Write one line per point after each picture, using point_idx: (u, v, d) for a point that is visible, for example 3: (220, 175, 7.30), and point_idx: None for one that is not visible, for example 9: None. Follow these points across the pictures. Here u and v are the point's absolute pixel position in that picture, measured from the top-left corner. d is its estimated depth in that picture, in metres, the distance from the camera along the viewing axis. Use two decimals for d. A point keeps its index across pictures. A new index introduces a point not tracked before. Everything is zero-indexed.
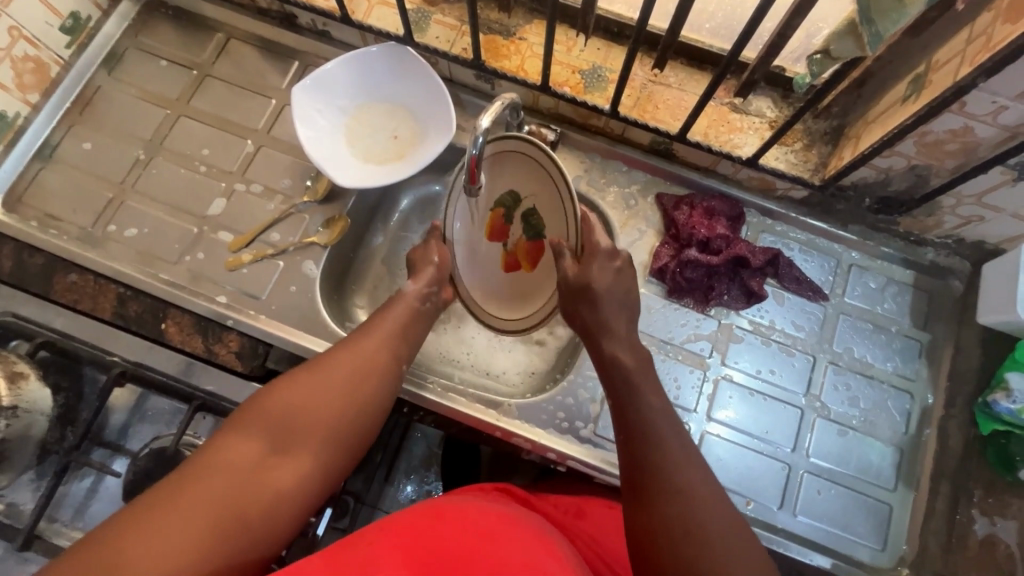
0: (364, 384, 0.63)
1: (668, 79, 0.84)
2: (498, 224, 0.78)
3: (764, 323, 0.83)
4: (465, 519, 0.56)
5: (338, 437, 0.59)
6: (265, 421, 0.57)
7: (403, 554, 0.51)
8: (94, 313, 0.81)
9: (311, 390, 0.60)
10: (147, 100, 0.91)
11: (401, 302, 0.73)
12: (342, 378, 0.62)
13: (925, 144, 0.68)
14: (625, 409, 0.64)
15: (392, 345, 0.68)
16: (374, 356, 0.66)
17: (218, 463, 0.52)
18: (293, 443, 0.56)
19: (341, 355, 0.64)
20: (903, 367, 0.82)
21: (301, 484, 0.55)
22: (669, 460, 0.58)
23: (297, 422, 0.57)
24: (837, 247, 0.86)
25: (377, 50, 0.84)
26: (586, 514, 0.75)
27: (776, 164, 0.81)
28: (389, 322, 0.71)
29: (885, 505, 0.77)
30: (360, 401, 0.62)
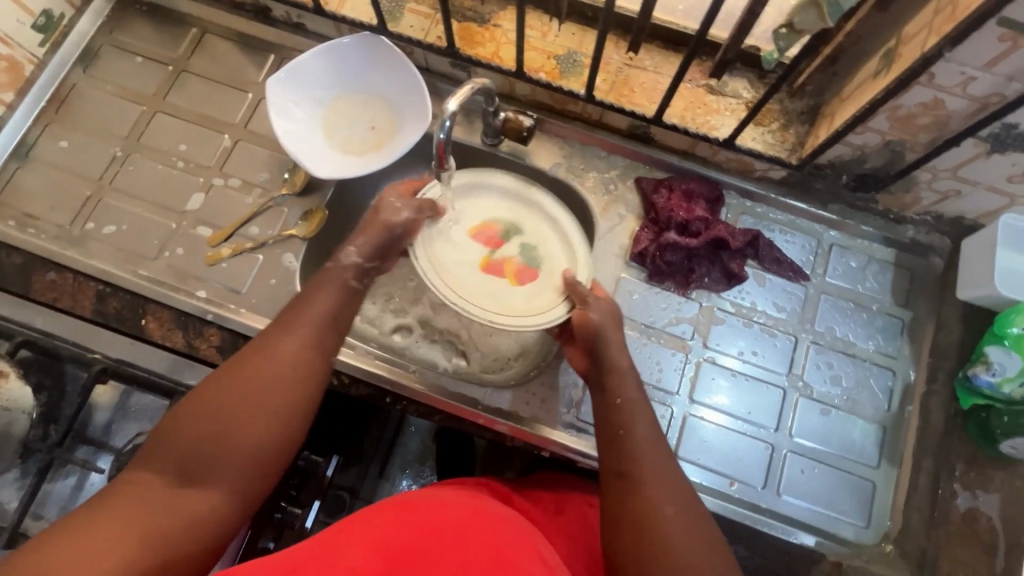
0: (285, 388, 0.57)
1: (644, 62, 0.84)
2: (491, 234, 0.81)
3: (746, 305, 0.83)
4: (437, 513, 0.57)
5: (259, 449, 0.55)
6: (175, 444, 0.52)
7: (372, 544, 0.52)
8: (73, 310, 0.80)
9: (225, 402, 0.55)
10: (123, 97, 0.91)
11: (326, 284, 0.66)
12: (258, 385, 0.56)
13: (897, 119, 0.68)
14: (617, 415, 0.62)
15: (316, 338, 0.62)
16: (294, 353, 0.59)
17: (124, 495, 0.49)
18: (210, 464, 0.52)
19: (256, 358, 0.58)
20: (884, 345, 0.82)
21: (222, 504, 0.52)
22: (656, 476, 0.57)
23: (211, 440, 0.53)
24: (817, 228, 0.86)
25: (349, 41, 0.83)
26: (566, 510, 0.73)
27: (753, 144, 0.81)
28: (313, 310, 0.63)
29: (869, 482, 0.77)
30: (283, 407, 0.57)
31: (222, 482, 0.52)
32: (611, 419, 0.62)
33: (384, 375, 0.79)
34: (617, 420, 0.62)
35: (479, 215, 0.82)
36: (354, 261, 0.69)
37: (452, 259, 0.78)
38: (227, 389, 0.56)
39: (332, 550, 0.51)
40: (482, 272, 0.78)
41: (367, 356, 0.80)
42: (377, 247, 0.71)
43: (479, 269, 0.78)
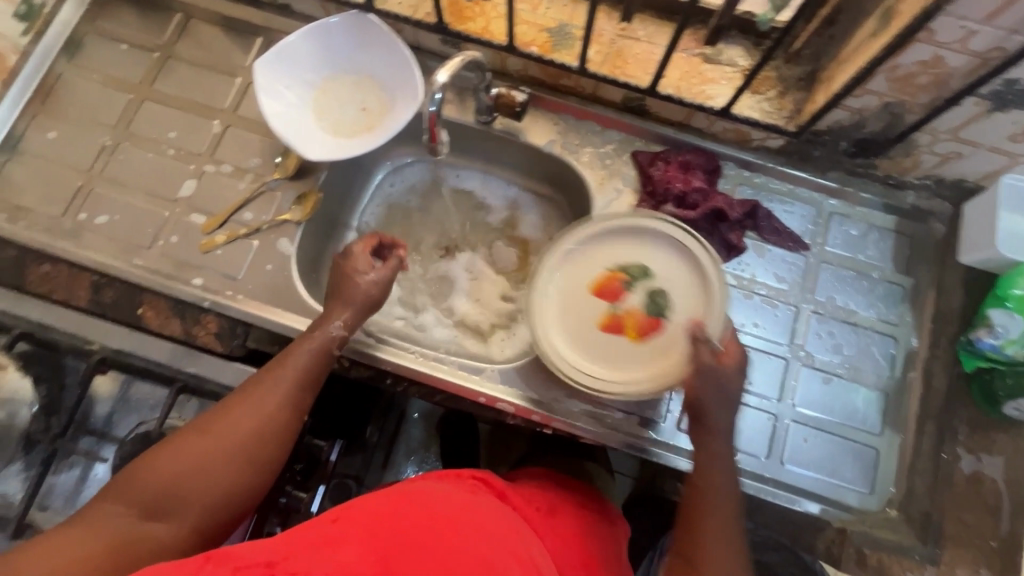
0: (260, 447, 0.61)
1: (638, 33, 0.83)
2: (613, 285, 0.76)
3: (746, 277, 0.83)
4: (435, 506, 0.56)
5: (226, 500, 0.58)
6: (147, 486, 0.55)
7: (366, 532, 0.51)
8: (70, 303, 0.80)
9: (201, 454, 0.58)
10: (109, 86, 0.90)
11: (312, 345, 0.69)
12: (235, 442, 0.60)
13: (896, 79, 0.66)
14: (692, 505, 0.64)
15: (297, 398, 0.65)
16: (273, 413, 0.63)
17: (93, 529, 0.52)
18: (177, 509, 0.56)
19: (237, 415, 0.61)
20: (886, 312, 0.82)
21: (181, 546, 0.55)
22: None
23: (182, 487, 0.56)
24: (816, 196, 0.85)
25: (337, 20, 0.82)
26: (558, 514, 0.72)
27: (750, 113, 0.80)
28: (297, 370, 0.67)
29: (873, 449, 0.77)
30: (255, 464, 0.60)
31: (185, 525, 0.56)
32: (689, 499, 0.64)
33: (381, 357, 0.79)
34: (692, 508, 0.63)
35: (601, 262, 0.77)
36: (340, 331, 0.71)
37: (570, 322, 0.76)
38: (206, 442, 0.59)
39: (326, 538, 0.51)
40: (601, 332, 0.75)
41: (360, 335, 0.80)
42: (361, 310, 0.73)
43: (598, 327, 0.75)
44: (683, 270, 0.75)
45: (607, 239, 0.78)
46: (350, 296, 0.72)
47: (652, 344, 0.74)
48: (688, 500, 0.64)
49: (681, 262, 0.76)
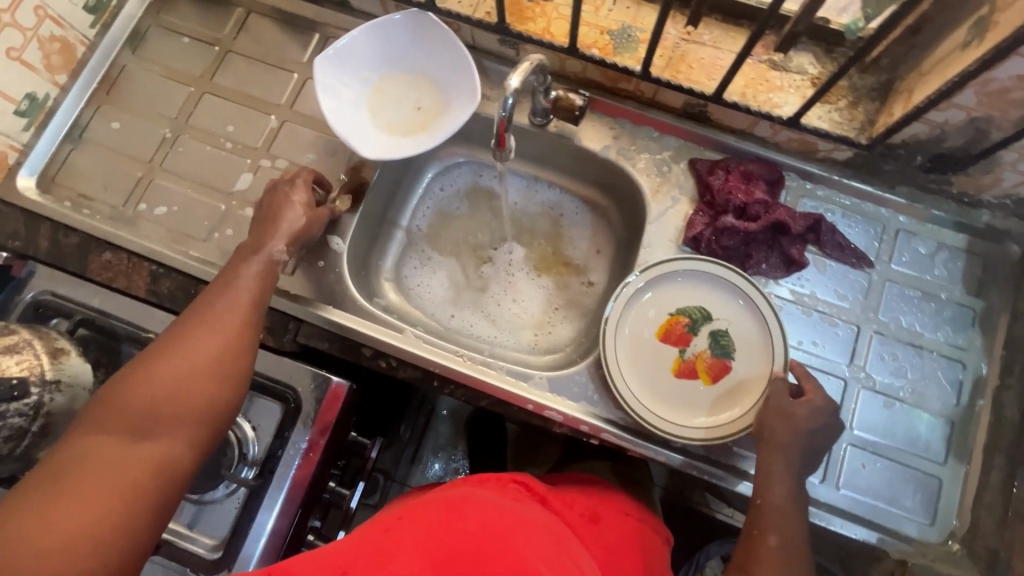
0: (234, 355, 0.59)
1: (703, 37, 0.80)
2: (678, 330, 0.78)
3: (806, 293, 0.80)
4: (484, 516, 0.55)
5: (212, 411, 0.56)
6: (125, 410, 0.51)
7: (418, 546, 0.51)
8: (128, 290, 0.82)
9: (174, 370, 0.55)
10: (171, 78, 0.91)
11: (256, 262, 0.67)
12: (206, 353, 0.57)
13: (987, 93, 0.62)
14: (760, 514, 0.64)
15: (256, 310, 0.64)
16: (237, 324, 0.61)
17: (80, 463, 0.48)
18: (165, 425, 0.52)
19: (202, 329, 0.58)
20: (954, 336, 0.78)
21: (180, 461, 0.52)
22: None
23: (162, 404, 0.53)
24: (884, 212, 0.81)
25: (399, 18, 0.81)
26: (601, 519, 0.71)
27: (819, 123, 0.77)
28: (249, 285, 0.65)
29: (935, 478, 0.74)
30: (232, 372, 0.58)
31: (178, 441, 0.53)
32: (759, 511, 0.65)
33: (429, 359, 0.78)
34: (760, 517, 0.64)
35: (664, 308, 0.79)
36: (281, 249, 0.70)
37: (641, 366, 0.77)
38: (176, 356, 0.56)
39: (380, 554, 0.51)
40: (676, 378, 0.77)
41: (408, 335, 0.80)
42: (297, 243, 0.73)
43: (672, 373, 0.77)
44: (744, 313, 0.78)
45: (671, 283, 0.80)
46: (281, 224, 0.72)
47: (726, 383, 0.76)
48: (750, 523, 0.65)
49: (740, 302, 0.78)
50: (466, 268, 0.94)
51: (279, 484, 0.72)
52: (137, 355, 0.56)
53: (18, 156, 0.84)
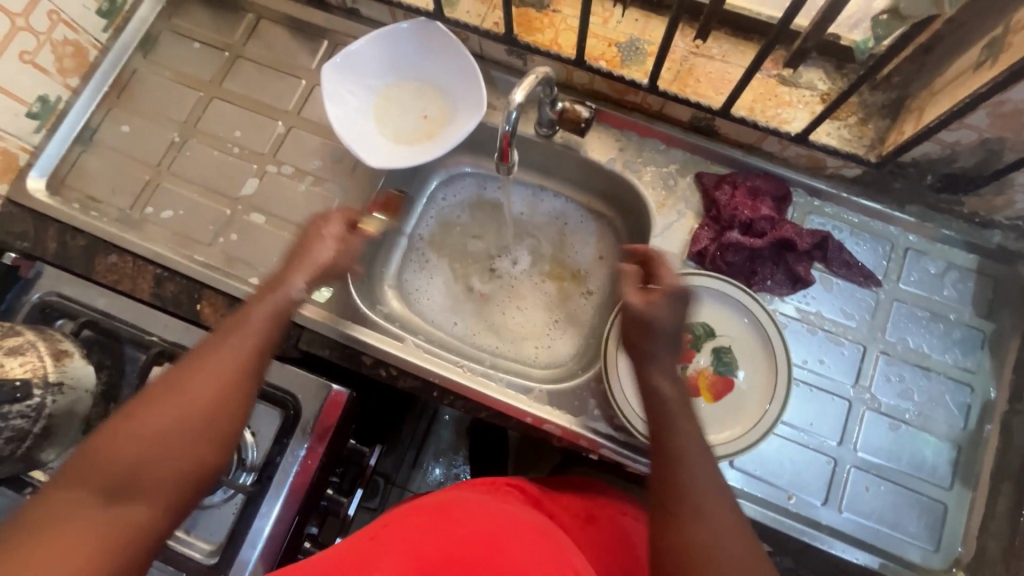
0: (229, 410, 0.54)
1: (712, 51, 0.80)
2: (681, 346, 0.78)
3: (812, 312, 0.79)
4: (478, 517, 0.55)
5: (195, 474, 0.51)
6: (105, 466, 0.47)
7: (408, 549, 0.51)
8: (132, 293, 0.83)
9: (162, 423, 0.50)
10: (181, 83, 0.92)
11: (270, 303, 0.63)
12: (200, 407, 0.52)
13: (1000, 115, 0.61)
14: (659, 436, 0.56)
15: (263, 355, 0.59)
16: (239, 374, 0.56)
17: (48, 524, 0.44)
18: (143, 488, 0.48)
19: (199, 377, 0.54)
20: (963, 358, 0.77)
21: (151, 529, 0.48)
22: (699, 501, 0.51)
23: (142, 463, 0.48)
24: (893, 231, 0.80)
25: (407, 27, 0.82)
26: (597, 520, 0.70)
27: (828, 140, 0.76)
28: (260, 327, 0.60)
29: (941, 504, 0.73)
30: (224, 430, 0.53)
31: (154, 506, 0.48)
32: (657, 434, 0.56)
33: (430, 370, 0.78)
34: (658, 441, 0.56)
35: None
36: (300, 288, 0.66)
37: None
38: (168, 408, 0.51)
39: (372, 556, 0.51)
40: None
41: (409, 346, 0.80)
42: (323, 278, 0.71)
43: None
44: (745, 330, 0.77)
45: None
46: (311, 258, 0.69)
47: (729, 401, 0.75)
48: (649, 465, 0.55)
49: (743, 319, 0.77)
50: (468, 277, 0.94)
51: (278, 490, 0.72)
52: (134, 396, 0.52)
53: (29, 157, 0.85)
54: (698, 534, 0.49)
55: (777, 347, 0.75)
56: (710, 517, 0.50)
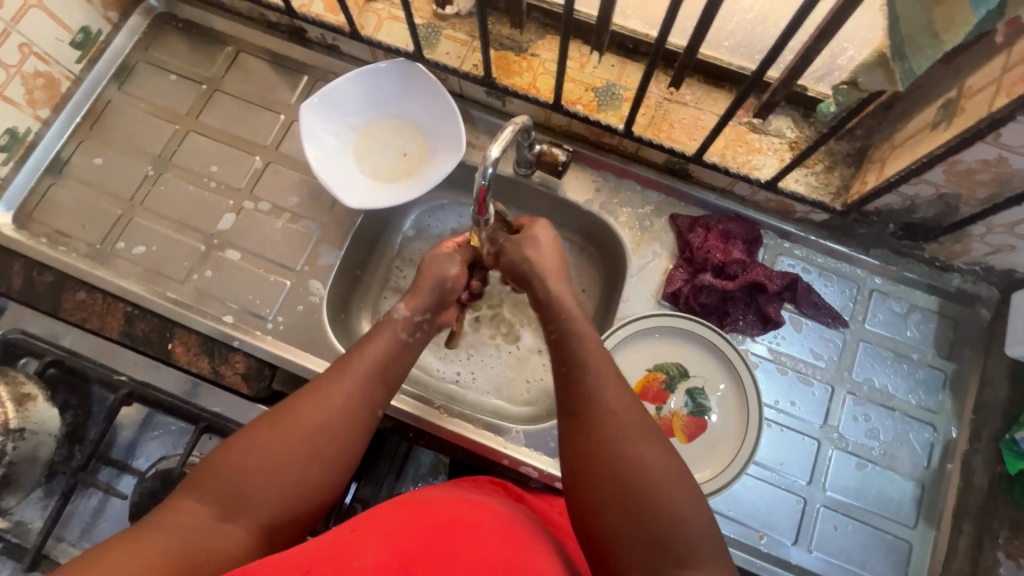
0: (329, 439, 0.56)
1: (685, 97, 0.82)
2: (655, 387, 0.79)
3: (783, 352, 0.81)
4: (452, 511, 0.54)
5: (297, 496, 0.53)
6: (219, 479, 0.52)
7: (385, 543, 0.49)
8: (100, 332, 0.79)
9: (276, 446, 0.54)
10: (156, 115, 0.91)
11: (379, 344, 0.65)
12: (304, 434, 0.55)
13: (955, 173, 0.64)
14: (564, 352, 0.63)
15: (370, 390, 0.61)
16: (344, 406, 0.58)
17: (163, 527, 0.48)
18: (250, 506, 0.51)
19: (307, 405, 0.57)
20: (927, 399, 0.79)
21: (252, 548, 0.50)
22: (608, 407, 0.57)
23: (251, 482, 0.52)
24: (859, 273, 0.83)
25: (385, 66, 0.82)
26: None
27: (796, 187, 0.78)
28: (372, 362, 0.63)
29: (905, 542, 0.75)
30: (324, 459, 0.55)
31: (257, 524, 0.51)
32: (560, 356, 0.63)
33: (407, 412, 0.78)
34: (565, 356, 0.62)
35: (641, 363, 0.80)
36: (405, 314, 0.69)
37: None
38: (278, 430, 0.55)
39: (346, 552, 0.49)
40: None
41: None
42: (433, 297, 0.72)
43: None
44: (716, 368, 0.79)
45: (648, 340, 0.81)
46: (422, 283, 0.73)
47: (702, 441, 0.77)
48: (564, 367, 0.62)
49: (715, 358, 0.79)
50: None
51: None
52: (267, 413, 0.57)
53: None
54: (609, 432, 0.55)
55: (748, 388, 0.77)
56: (616, 413, 0.56)
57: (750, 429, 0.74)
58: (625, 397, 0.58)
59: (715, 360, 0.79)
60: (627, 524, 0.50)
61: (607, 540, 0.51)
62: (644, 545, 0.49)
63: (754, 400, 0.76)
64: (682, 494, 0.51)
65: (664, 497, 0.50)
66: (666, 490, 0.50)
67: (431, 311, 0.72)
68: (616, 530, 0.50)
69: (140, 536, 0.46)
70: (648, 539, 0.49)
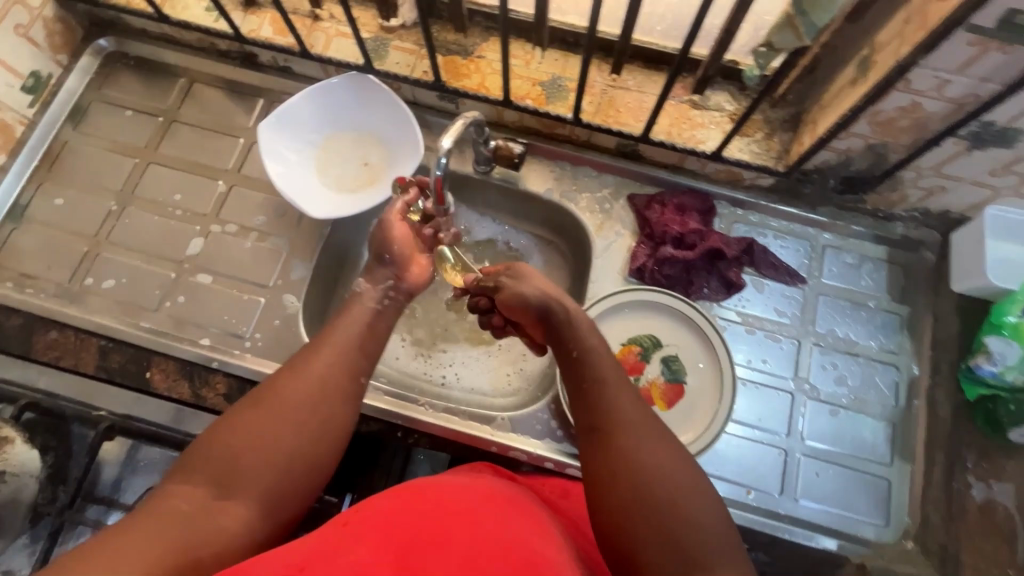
0: (317, 407, 0.58)
1: (627, 82, 0.86)
2: (631, 359, 0.82)
3: (749, 313, 0.84)
4: (448, 498, 0.54)
5: (287, 467, 0.55)
6: (212, 459, 0.53)
7: (379, 538, 0.50)
8: (76, 368, 0.80)
9: (260, 420, 0.55)
10: (115, 151, 0.92)
11: (353, 319, 0.67)
12: (291, 407, 0.56)
13: (879, 123, 0.68)
14: (582, 367, 0.63)
15: (351, 361, 0.63)
16: (325, 375, 0.60)
17: (158, 514, 0.49)
18: (243, 479, 0.52)
19: (287, 379, 0.58)
20: (887, 342, 0.83)
21: (249, 525, 0.52)
22: (629, 419, 0.59)
23: (244, 457, 0.53)
24: (811, 231, 0.87)
25: (337, 81, 0.85)
26: (572, 494, 0.72)
27: (740, 155, 0.83)
28: (347, 333, 0.65)
29: (885, 480, 0.78)
30: (314, 428, 0.57)
31: (251, 503, 0.52)
32: (578, 375, 0.63)
33: (393, 411, 0.79)
34: (583, 371, 0.63)
35: (616, 339, 0.83)
36: (370, 287, 0.71)
37: None
38: (261, 406, 0.56)
39: (337, 544, 0.49)
40: None
41: (375, 392, 0.80)
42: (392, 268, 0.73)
43: None
44: (687, 336, 0.82)
45: (621, 315, 0.83)
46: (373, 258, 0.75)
47: (681, 406, 0.79)
48: (581, 381, 0.63)
49: (686, 327, 0.82)
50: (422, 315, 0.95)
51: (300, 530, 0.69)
52: (248, 393, 0.58)
53: None
54: (630, 445, 0.56)
55: (719, 350, 0.80)
56: (635, 421, 0.58)
57: (724, 387, 0.78)
58: (649, 411, 0.61)
59: (686, 329, 0.83)
60: (654, 536, 0.51)
61: (631, 548, 0.52)
62: (675, 556, 0.50)
63: (722, 357, 0.79)
64: (703, 506, 0.53)
65: (685, 512, 0.52)
66: (688, 500, 0.53)
67: (394, 279, 0.73)
68: (640, 543, 0.52)
69: (132, 528, 0.47)
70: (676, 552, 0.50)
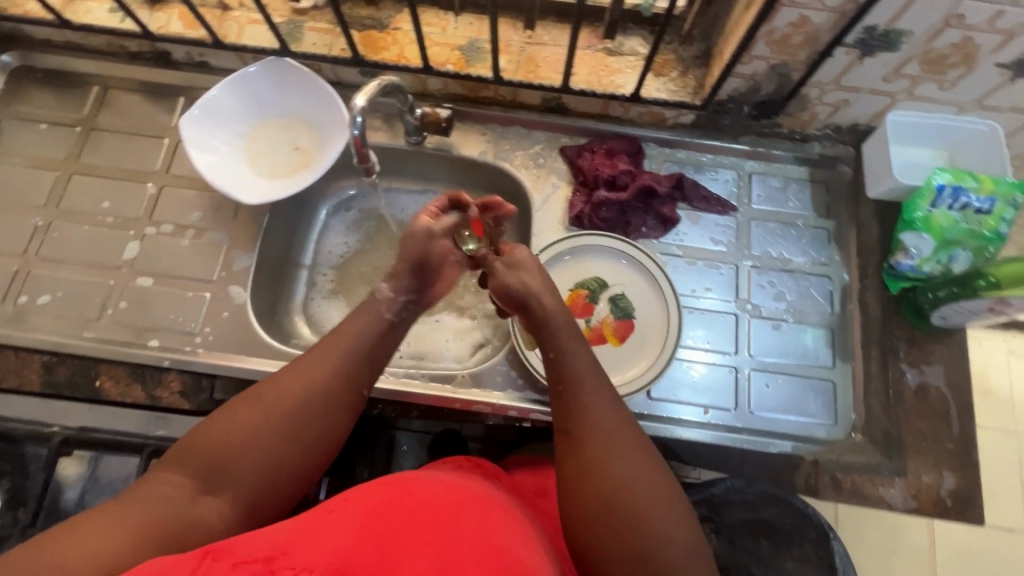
0: (313, 417, 0.56)
1: (543, 38, 0.88)
2: (581, 302, 0.84)
3: (687, 245, 0.88)
4: (434, 494, 0.53)
5: (275, 472, 0.54)
6: (202, 452, 0.52)
7: (367, 526, 0.48)
8: (21, 387, 0.79)
9: (255, 421, 0.54)
10: (35, 166, 0.89)
11: (363, 320, 0.64)
12: (287, 412, 0.55)
13: (775, 42, 0.73)
14: (557, 370, 0.61)
15: (354, 374, 0.60)
16: (325, 385, 0.57)
17: (145, 500, 0.49)
18: (230, 478, 0.52)
19: (288, 382, 0.57)
20: (818, 254, 0.88)
21: (229, 523, 0.51)
22: (599, 428, 0.56)
23: (232, 456, 0.52)
24: (735, 160, 0.91)
25: (256, 69, 0.85)
26: (548, 492, 0.73)
27: (658, 94, 0.86)
28: (354, 344, 0.61)
29: (829, 382, 0.82)
30: (304, 439, 0.55)
31: (234, 501, 0.52)
32: (555, 378, 0.61)
33: None
34: (558, 374, 0.60)
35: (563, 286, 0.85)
36: (389, 295, 0.66)
37: None
38: (259, 406, 0.55)
39: (324, 530, 0.47)
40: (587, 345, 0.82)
41: None
42: (412, 283, 0.68)
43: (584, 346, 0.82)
44: (631, 274, 0.85)
45: (566, 262, 0.85)
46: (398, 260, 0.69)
47: (633, 339, 0.82)
48: (558, 386, 0.60)
49: (631, 270, 0.85)
50: None
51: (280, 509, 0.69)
52: (250, 389, 0.57)
53: None
54: (600, 452, 0.54)
55: (665, 289, 0.83)
56: (611, 428, 0.56)
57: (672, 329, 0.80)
58: (628, 420, 0.58)
59: (629, 268, 0.85)
60: (620, 545, 0.50)
61: (593, 556, 0.51)
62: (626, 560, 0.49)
63: (670, 295, 0.82)
64: (666, 518, 0.51)
65: (648, 526, 0.50)
66: (653, 512, 0.51)
67: (416, 292, 0.68)
68: (601, 551, 0.50)
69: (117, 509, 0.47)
70: (628, 556, 0.49)
